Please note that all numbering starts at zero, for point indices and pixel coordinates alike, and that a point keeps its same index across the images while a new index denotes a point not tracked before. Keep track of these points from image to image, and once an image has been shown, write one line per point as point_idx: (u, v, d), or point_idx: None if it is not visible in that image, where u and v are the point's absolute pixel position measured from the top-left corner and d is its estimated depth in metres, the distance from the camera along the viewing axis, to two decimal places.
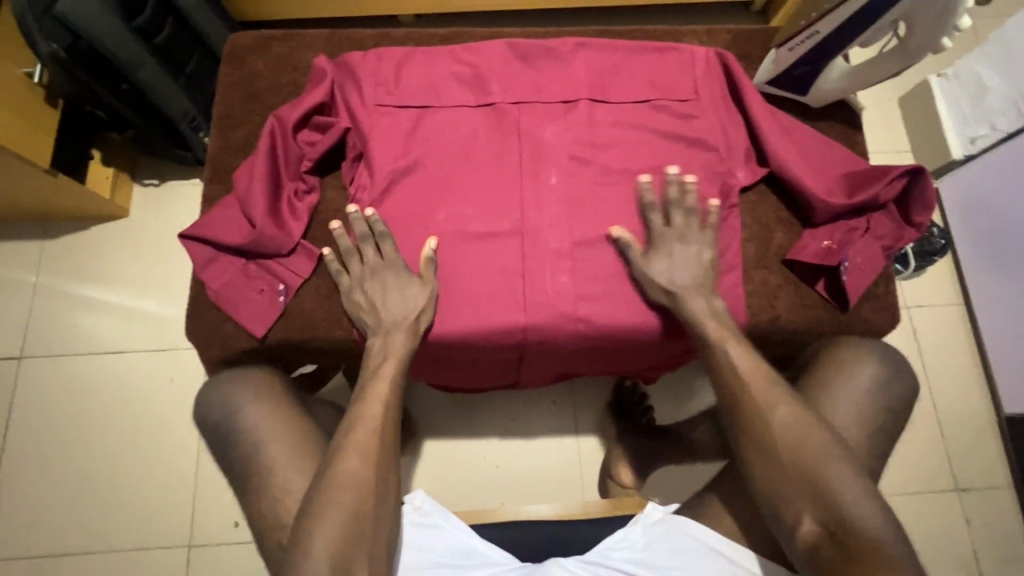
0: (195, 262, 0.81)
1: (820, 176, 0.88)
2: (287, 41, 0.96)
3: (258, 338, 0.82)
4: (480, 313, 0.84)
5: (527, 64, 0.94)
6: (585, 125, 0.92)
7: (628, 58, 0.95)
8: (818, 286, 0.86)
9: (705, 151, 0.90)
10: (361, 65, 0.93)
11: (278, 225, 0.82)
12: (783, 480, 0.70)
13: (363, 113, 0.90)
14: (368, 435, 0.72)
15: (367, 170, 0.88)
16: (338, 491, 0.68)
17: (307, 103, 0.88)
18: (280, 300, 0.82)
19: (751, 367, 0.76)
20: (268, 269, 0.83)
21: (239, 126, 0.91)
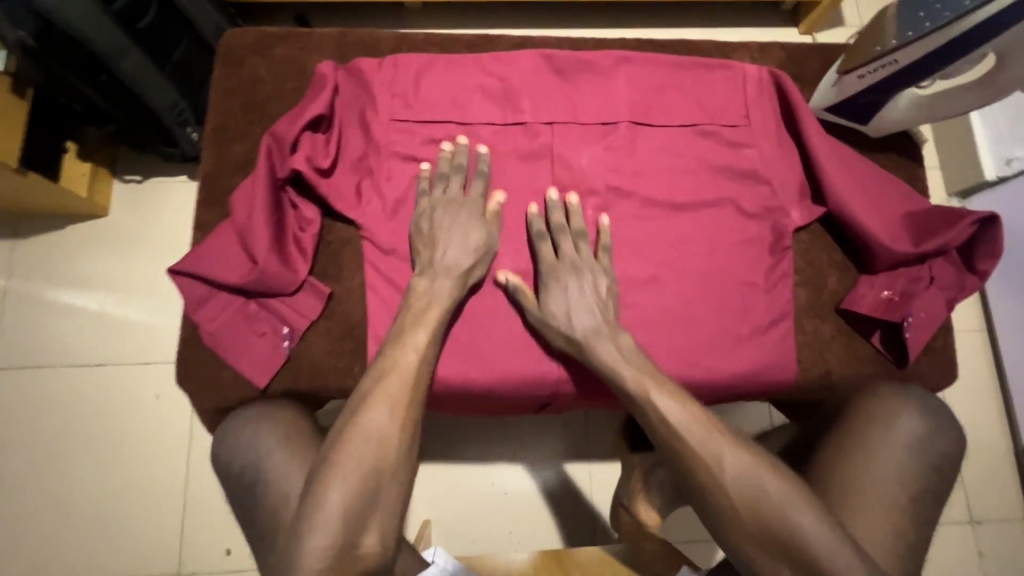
0: (188, 301, 0.72)
1: (882, 218, 0.80)
2: (291, 43, 0.84)
3: (259, 388, 0.73)
4: (508, 362, 0.76)
5: (563, 79, 0.84)
6: (626, 151, 0.83)
7: (675, 74, 0.86)
8: (874, 339, 0.79)
9: (756, 185, 0.82)
10: (375, 74, 0.82)
11: (283, 260, 0.73)
12: (747, 540, 0.61)
13: (380, 131, 0.80)
14: (396, 383, 0.66)
15: (382, 197, 0.79)
16: (359, 443, 0.62)
17: (311, 118, 0.77)
18: (284, 345, 0.73)
19: (692, 416, 0.65)
20: (270, 309, 0.74)
21: (236, 141, 0.80)
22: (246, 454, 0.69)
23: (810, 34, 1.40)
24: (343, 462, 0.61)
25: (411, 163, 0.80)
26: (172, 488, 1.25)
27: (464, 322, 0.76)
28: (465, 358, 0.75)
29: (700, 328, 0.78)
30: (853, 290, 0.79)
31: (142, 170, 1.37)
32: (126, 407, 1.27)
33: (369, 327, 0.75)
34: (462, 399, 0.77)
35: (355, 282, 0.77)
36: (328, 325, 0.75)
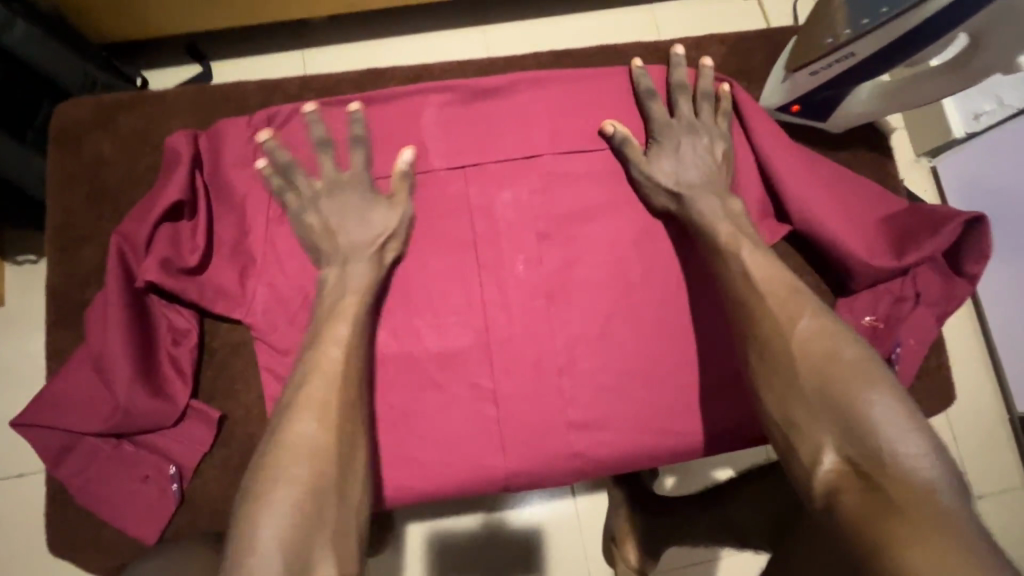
0: (47, 455, 0.59)
1: (856, 230, 0.69)
2: (139, 111, 0.70)
3: (151, 542, 0.61)
4: (448, 463, 0.64)
5: (468, 113, 0.71)
6: (554, 189, 0.70)
7: (601, 90, 0.73)
8: None
9: None
10: (240, 136, 0.68)
11: (153, 389, 0.60)
12: (796, 399, 0.50)
13: (258, 207, 0.66)
14: (320, 385, 0.54)
15: (272, 284, 0.65)
16: (288, 451, 0.50)
17: (168, 202, 0.63)
18: (173, 489, 0.61)
19: (779, 276, 0.57)
20: (150, 447, 0.61)
21: (87, 242, 0.66)
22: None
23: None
24: (278, 462, 0.49)
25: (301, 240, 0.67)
26: None
27: (387, 425, 0.64)
28: (396, 466, 0.64)
29: (666, 389, 0.67)
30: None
31: None
32: None
33: None
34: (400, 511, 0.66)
35: (253, 394, 0.65)
36: (227, 452, 0.63)
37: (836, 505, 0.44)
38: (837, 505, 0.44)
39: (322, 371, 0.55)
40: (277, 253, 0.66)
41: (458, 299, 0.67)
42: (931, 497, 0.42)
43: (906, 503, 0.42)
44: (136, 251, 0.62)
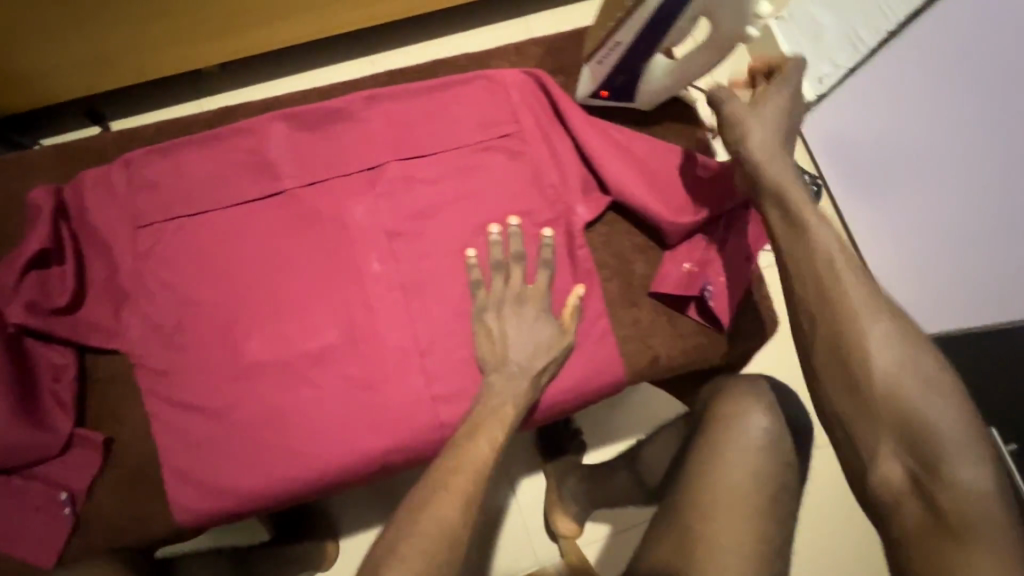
0: None
1: (666, 191, 0.79)
2: (6, 172, 0.76)
3: (52, 566, 0.65)
4: (327, 451, 0.70)
5: (312, 134, 0.79)
6: (399, 191, 0.78)
7: (433, 99, 0.82)
8: (691, 312, 0.79)
9: (540, 191, 0.80)
10: (100, 183, 0.74)
11: (37, 421, 0.65)
12: (864, 410, 0.53)
13: (125, 245, 0.73)
14: (469, 475, 0.60)
15: (144, 312, 0.71)
16: (422, 538, 0.55)
17: (32, 251, 0.69)
18: (66, 513, 0.65)
19: (856, 283, 0.54)
20: (41, 477, 0.66)
21: None
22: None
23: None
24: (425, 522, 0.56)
25: (168, 269, 0.73)
26: None
27: (264, 423, 0.70)
28: (278, 461, 0.69)
29: None
30: (658, 271, 0.79)
31: None
32: None
33: (164, 462, 0.68)
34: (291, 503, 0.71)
35: (137, 415, 0.70)
36: (117, 473, 0.68)
37: (926, 496, 0.50)
38: (921, 498, 0.51)
39: (464, 467, 0.60)
40: (145, 283, 0.72)
41: (321, 302, 0.74)
42: (977, 505, 0.49)
43: (979, 520, 0.48)
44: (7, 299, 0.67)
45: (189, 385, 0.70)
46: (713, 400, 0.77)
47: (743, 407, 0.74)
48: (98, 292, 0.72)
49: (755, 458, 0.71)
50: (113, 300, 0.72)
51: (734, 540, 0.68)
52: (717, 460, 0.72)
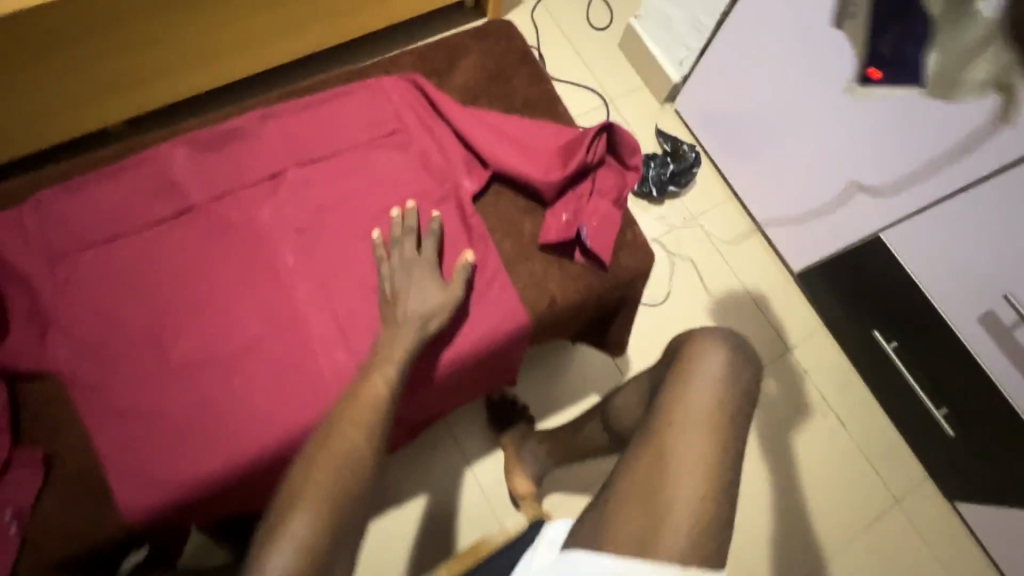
0: None
1: (538, 158, 0.92)
2: None
3: None
4: (264, 431, 0.76)
5: (212, 152, 0.87)
6: (301, 192, 0.87)
7: (321, 109, 0.92)
8: (577, 256, 0.91)
9: (430, 174, 0.91)
10: (10, 223, 0.79)
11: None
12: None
13: (40, 277, 0.77)
14: (337, 474, 0.62)
15: (67, 334, 0.76)
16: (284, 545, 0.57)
17: None
18: (12, 532, 0.68)
19: None
20: None
21: None
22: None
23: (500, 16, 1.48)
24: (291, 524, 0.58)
25: (87, 292, 0.78)
26: None
27: (199, 415, 0.75)
28: (220, 447, 0.74)
29: None
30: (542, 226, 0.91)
31: None
32: None
33: (106, 469, 0.72)
34: (238, 487, 0.77)
35: (73, 431, 0.73)
36: (60, 488, 0.71)
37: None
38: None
39: (328, 467, 0.63)
40: (66, 306, 0.76)
41: (241, 299, 0.81)
42: None
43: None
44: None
45: (121, 391, 0.75)
46: (685, 347, 0.75)
47: (708, 347, 0.73)
48: (21, 321, 0.76)
49: (716, 395, 0.69)
50: (34, 329, 0.76)
51: (683, 514, 0.61)
52: (681, 399, 0.69)
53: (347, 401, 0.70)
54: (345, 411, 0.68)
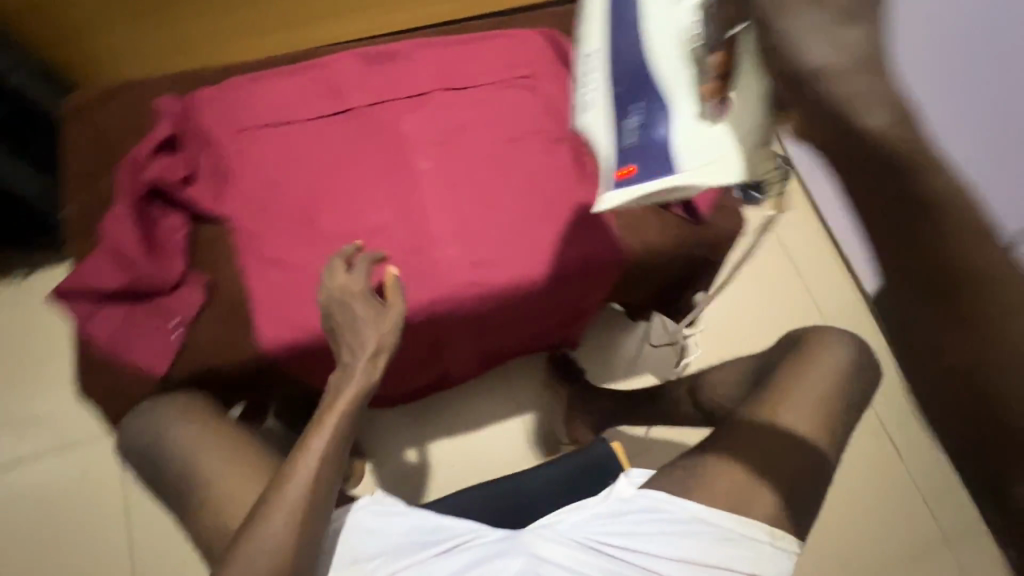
0: (79, 318, 0.81)
1: None
2: (131, 89, 0.95)
3: (161, 376, 0.80)
4: (382, 302, 0.88)
5: (373, 67, 1.01)
6: (442, 110, 0.99)
7: (469, 47, 1.05)
8: (674, 209, 0.98)
9: (558, 115, 1.02)
10: (207, 95, 0.95)
11: (161, 261, 0.83)
12: (973, 334, 0.39)
13: (224, 141, 0.92)
14: (313, 465, 0.70)
15: (238, 190, 0.90)
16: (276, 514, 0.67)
17: (158, 139, 0.88)
18: (173, 334, 0.81)
19: None
20: (157, 308, 0.82)
21: (102, 177, 0.90)
22: (159, 447, 0.78)
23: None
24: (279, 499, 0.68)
25: (258, 160, 0.92)
26: (123, 555, 1.26)
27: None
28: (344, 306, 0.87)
29: (536, 236, 0.94)
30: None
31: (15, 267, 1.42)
32: (55, 496, 1.29)
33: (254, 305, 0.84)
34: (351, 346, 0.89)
35: (231, 269, 0.87)
36: (215, 311, 0.84)
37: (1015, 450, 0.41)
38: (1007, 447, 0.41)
39: (308, 457, 0.70)
40: (240, 167, 0.91)
41: (379, 189, 0.93)
42: None
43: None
44: (136, 171, 0.87)
45: (272, 243, 0.87)
46: (814, 342, 0.91)
47: (830, 348, 0.90)
48: (204, 172, 0.91)
49: (832, 383, 0.86)
50: (214, 182, 0.90)
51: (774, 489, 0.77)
52: (804, 376, 0.86)
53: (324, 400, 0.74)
54: (325, 405, 0.73)
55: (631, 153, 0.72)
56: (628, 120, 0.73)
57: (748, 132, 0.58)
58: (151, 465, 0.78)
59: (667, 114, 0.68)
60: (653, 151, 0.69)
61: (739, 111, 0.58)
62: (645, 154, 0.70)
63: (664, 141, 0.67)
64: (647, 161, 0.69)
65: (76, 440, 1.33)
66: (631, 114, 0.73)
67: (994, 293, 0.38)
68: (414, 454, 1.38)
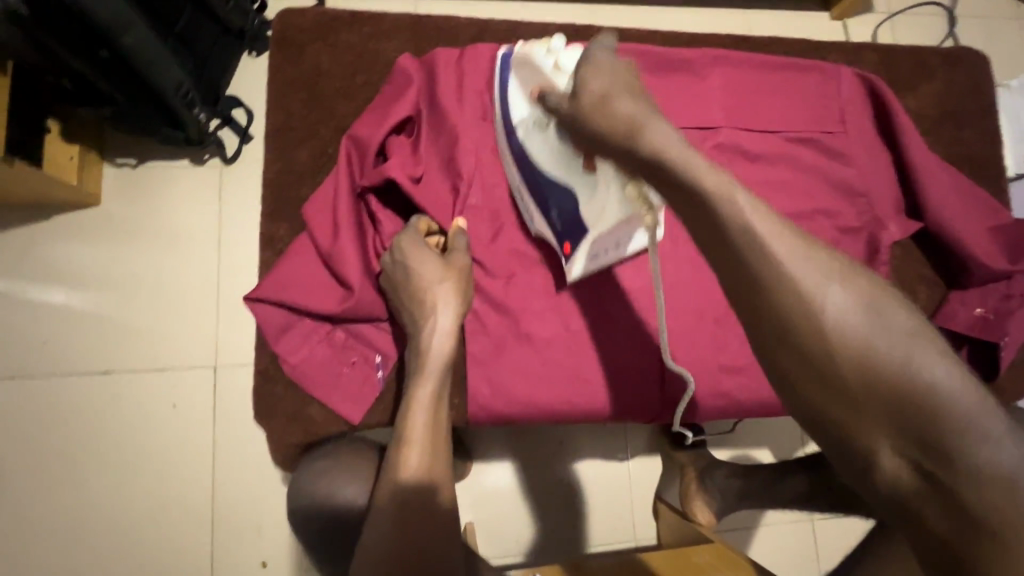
0: (273, 327, 0.82)
1: (979, 235, 0.90)
2: (370, 59, 1.02)
3: (351, 419, 0.84)
4: (614, 359, 0.86)
5: (659, 78, 0.85)
6: (731, 157, 0.85)
7: (767, 78, 0.88)
8: (962, 354, 0.92)
9: (858, 199, 0.87)
10: (446, 71, 0.86)
11: (374, 281, 0.82)
12: (838, 396, 0.50)
13: (459, 131, 0.84)
14: (420, 425, 0.70)
15: (467, 193, 0.84)
16: (402, 482, 0.67)
17: (389, 121, 0.84)
18: (377, 375, 0.84)
19: (900, 385, 0.48)
20: (359, 342, 0.84)
21: (304, 143, 0.98)
22: (325, 509, 0.75)
23: (841, 19, 1.43)
24: (403, 464, 0.68)
25: (489, 163, 0.86)
26: (204, 495, 1.20)
27: (562, 322, 0.86)
28: (573, 354, 0.85)
29: None
30: (945, 307, 0.92)
31: (134, 152, 1.27)
32: (143, 417, 1.21)
33: (484, 332, 0.84)
34: (574, 396, 0.85)
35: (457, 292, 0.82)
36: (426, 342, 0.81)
37: (885, 487, 0.51)
38: (875, 483, 0.51)
39: (415, 408, 0.71)
40: (474, 172, 0.84)
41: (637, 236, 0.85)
42: (1014, 494, 0.47)
43: (927, 502, 0.50)
44: (361, 156, 0.84)
45: (490, 264, 0.85)
46: None
47: None
48: (433, 166, 0.85)
49: None
50: (445, 179, 0.85)
51: None
52: None
53: (399, 421, 0.71)
54: (400, 433, 0.70)
55: (562, 235, 0.79)
56: (552, 216, 0.80)
57: (613, 199, 0.63)
58: (316, 530, 0.76)
59: (570, 199, 0.73)
60: (577, 230, 0.76)
61: (604, 188, 0.65)
62: (575, 232, 0.76)
63: (577, 219, 0.74)
64: (577, 237, 0.77)
65: (172, 363, 1.23)
66: (553, 207, 0.78)
67: (811, 371, 0.50)
68: (500, 475, 1.25)
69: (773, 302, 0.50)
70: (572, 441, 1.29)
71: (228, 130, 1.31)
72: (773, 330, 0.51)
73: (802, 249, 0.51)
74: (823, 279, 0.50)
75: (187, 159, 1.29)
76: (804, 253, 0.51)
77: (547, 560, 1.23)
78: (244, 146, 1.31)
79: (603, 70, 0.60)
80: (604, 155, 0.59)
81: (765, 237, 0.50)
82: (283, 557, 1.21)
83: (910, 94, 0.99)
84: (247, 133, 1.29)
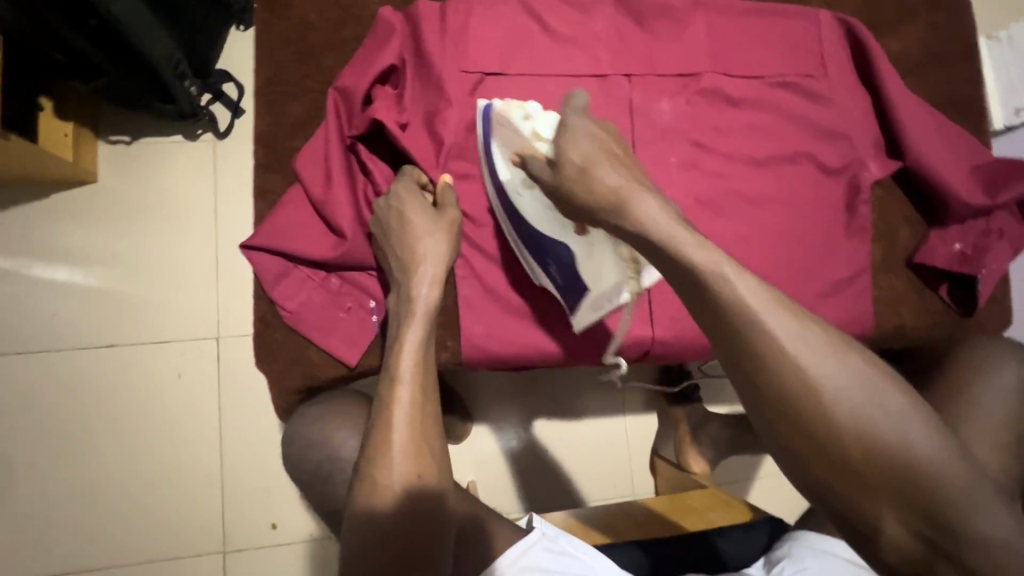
0: (269, 277, 0.85)
1: (960, 174, 0.92)
2: (357, 17, 1.02)
3: (348, 362, 0.87)
4: None
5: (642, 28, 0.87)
6: (709, 102, 0.87)
7: (749, 23, 0.90)
8: (942, 291, 0.96)
9: (838, 142, 0.89)
10: (431, 21, 0.87)
11: (365, 231, 0.85)
12: (810, 435, 0.52)
13: (446, 79, 0.85)
14: (408, 366, 0.72)
15: (457, 140, 0.86)
16: (392, 419, 0.70)
17: (375, 71, 0.86)
18: (373, 319, 0.87)
19: (857, 419, 0.51)
20: (354, 286, 0.87)
21: (295, 102, 0.99)
22: (322, 448, 0.79)
23: None
24: (393, 407, 0.70)
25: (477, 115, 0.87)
26: (211, 465, 1.24)
27: None
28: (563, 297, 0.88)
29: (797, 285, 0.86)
30: (927, 244, 0.94)
31: (128, 129, 1.29)
32: (148, 387, 1.24)
33: (478, 279, 0.87)
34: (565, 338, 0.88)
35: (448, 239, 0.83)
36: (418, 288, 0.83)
37: (865, 529, 0.52)
38: (854, 528, 0.52)
39: (404, 351, 0.73)
40: (461, 123, 0.86)
41: None
42: (971, 515, 0.49)
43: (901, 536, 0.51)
44: (350, 107, 0.86)
45: (479, 212, 0.87)
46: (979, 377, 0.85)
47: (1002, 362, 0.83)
48: (420, 118, 0.87)
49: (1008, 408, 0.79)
50: (433, 126, 0.86)
51: None
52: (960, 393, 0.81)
53: (390, 360, 0.74)
54: (391, 371, 0.72)
55: (564, 289, 0.84)
56: (551, 271, 0.84)
57: (608, 254, 0.74)
58: (314, 468, 0.79)
59: (567, 254, 0.79)
60: (577, 285, 0.81)
61: (599, 246, 0.74)
62: (574, 285, 0.81)
63: (576, 273, 0.80)
64: (575, 292, 0.82)
65: (174, 335, 1.26)
66: (552, 262, 0.82)
67: (785, 411, 0.52)
68: (499, 436, 1.28)
69: (743, 333, 0.53)
70: (570, 400, 1.32)
71: (219, 104, 1.32)
72: (751, 373, 0.53)
73: (779, 299, 0.54)
74: (789, 321, 0.53)
75: (180, 133, 1.30)
76: (779, 304, 0.53)
77: (548, 508, 1.28)
78: (236, 120, 1.32)
79: (580, 136, 0.67)
80: (594, 224, 0.65)
81: (746, 292, 0.54)
82: (291, 519, 1.25)
83: (892, 37, 1.00)
84: (238, 107, 1.31)
